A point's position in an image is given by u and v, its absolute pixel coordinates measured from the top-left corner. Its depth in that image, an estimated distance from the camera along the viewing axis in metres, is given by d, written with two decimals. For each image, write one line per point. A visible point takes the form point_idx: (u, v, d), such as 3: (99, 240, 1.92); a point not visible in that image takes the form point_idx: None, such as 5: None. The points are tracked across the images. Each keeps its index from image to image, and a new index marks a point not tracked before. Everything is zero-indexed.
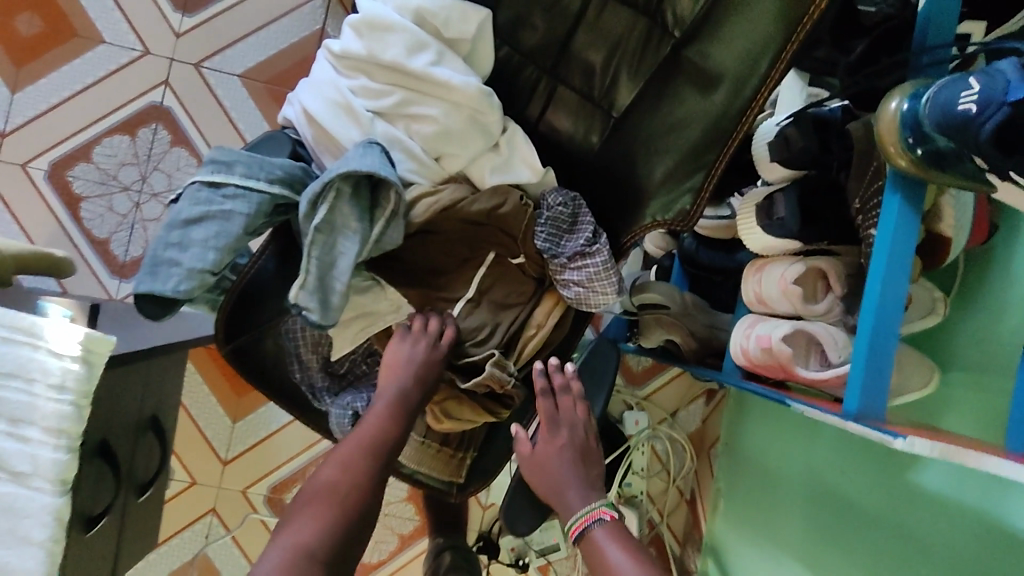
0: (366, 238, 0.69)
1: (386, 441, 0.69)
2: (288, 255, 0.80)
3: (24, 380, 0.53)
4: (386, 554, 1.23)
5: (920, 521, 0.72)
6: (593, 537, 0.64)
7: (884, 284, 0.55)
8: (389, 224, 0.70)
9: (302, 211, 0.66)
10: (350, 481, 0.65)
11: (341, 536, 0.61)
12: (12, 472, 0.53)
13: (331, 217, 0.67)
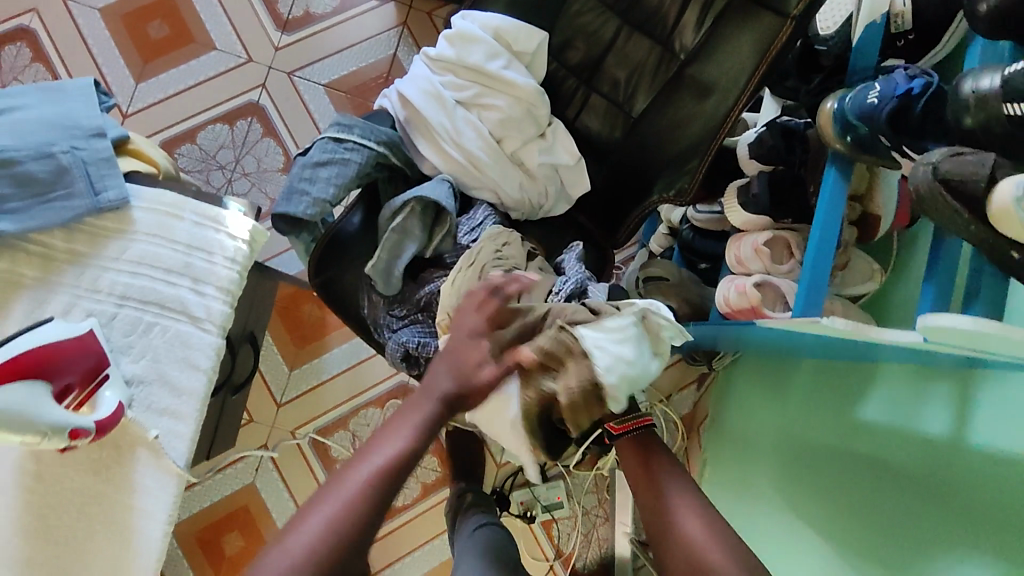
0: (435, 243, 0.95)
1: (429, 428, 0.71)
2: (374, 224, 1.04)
3: (207, 252, 0.74)
4: (409, 499, 1.40)
5: (858, 445, 0.91)
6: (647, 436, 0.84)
7: (821, 229, 0.76)
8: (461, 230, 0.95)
9: (384, 218, 0.92)
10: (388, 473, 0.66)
11: (362, 518, 0.64)
12: (191, 317, 0.73)
13: (402, 225, 0.92)
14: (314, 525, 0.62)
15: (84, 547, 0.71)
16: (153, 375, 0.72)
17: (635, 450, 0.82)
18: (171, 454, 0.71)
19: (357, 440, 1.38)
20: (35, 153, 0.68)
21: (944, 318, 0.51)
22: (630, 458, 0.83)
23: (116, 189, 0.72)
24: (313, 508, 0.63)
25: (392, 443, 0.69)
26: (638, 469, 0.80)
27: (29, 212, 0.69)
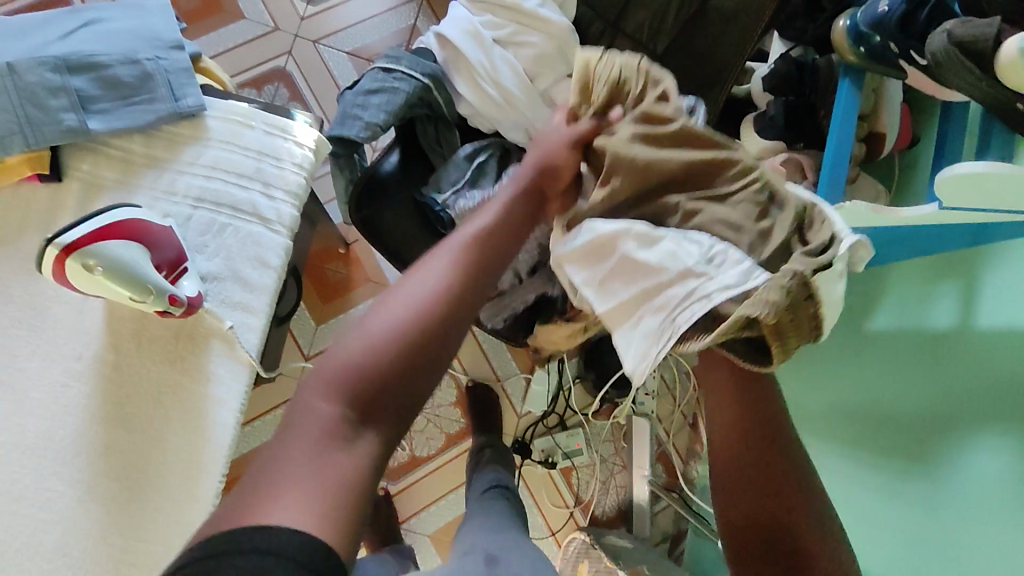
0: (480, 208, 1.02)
1: (494, 247, 0.65)
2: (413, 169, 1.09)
3: (276, 158, 0.79)
4: (434, 449, 1.43)
5: (869, 352, 0.98)
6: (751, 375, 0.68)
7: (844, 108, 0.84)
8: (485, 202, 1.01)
9: (465, 156, 1.05)
10: (445, 290, 0.61)
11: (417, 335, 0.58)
12: (262, 218, 0.78)
13: (477, 171, 1.05)
14: (361, 342, 0.57)
15: (158, 433, 0.74)
16: (226, 271, 0.77)
17: (738, 389, 0.69)
18: (243, 344, 0.75)
19: None
20: (123, 59, 0.74)
21: (984, 168, 0.57)
22: (725, 392, 0.69)
23: (194, 97, 0.77)
24: (407, 280, 0.62)
25: (487, 214, 0.68)
26: (742, 425, 0.68)
27: (114, 113, 0.74)
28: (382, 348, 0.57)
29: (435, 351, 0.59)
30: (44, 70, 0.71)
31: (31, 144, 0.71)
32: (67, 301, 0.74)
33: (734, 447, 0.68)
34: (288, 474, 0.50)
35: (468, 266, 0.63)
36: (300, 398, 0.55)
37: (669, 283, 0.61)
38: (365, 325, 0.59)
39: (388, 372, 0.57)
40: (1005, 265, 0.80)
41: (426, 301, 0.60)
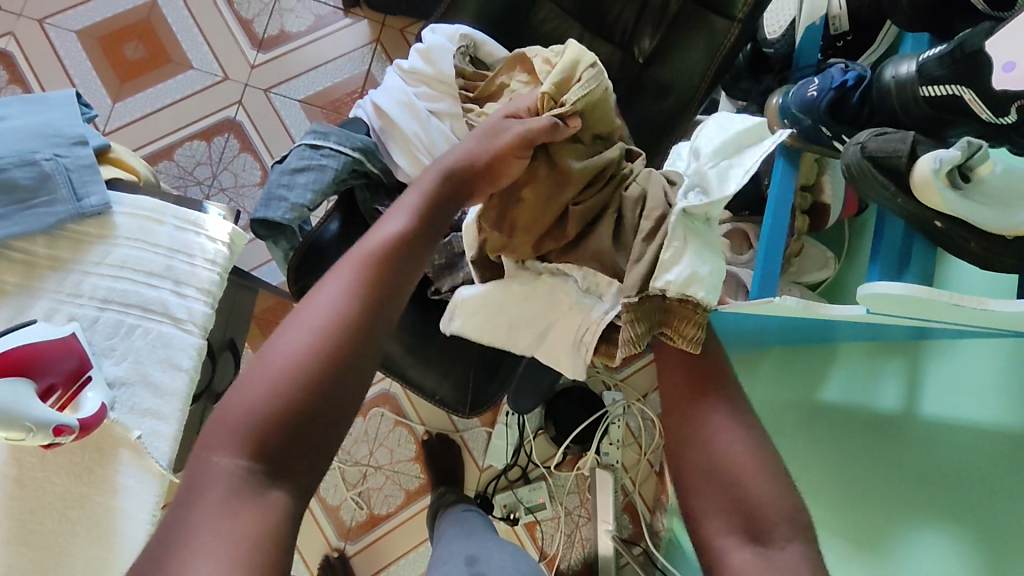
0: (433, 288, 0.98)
1: (399, 257, 0.63)
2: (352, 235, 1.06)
3: (188, 254, 0.76)
4: (393, 507, 1.40)
5: (813, 424, 0.96)
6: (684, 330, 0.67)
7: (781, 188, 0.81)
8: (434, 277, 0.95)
9: None
10: (348, 310, 0.58)
11: (324, 359, 0.55)
12: (174, 318, 0.75)
13: None
14: (263, 379, 0.53)
15: (65, 551, 0.71)
16: (136, 376, 0.74)
17: (686, 354, 0.66)
18: (153, 454, 0.72)
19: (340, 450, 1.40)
20: (19, 161, 0.70)
21: (892, 286, 0.55)
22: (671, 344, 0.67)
23: (99, 196, 0.74)
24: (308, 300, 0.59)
25: (391, 222, 0.65)
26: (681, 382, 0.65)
27: (13, 217, 0.71)
28: (287, 385, 0.53)
29: (345, 379, 0.56)
30: None
31: None
32: None
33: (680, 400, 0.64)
34: (202, 533, 0.47)
35: (370, 281, 0.61)
36: (205, 446, 0.52)
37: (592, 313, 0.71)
38: (263, 358, 0.55)
39: (294, 411, 0.53)
40: (950, 350, 0.77)
41: (326, 326, 0.56)
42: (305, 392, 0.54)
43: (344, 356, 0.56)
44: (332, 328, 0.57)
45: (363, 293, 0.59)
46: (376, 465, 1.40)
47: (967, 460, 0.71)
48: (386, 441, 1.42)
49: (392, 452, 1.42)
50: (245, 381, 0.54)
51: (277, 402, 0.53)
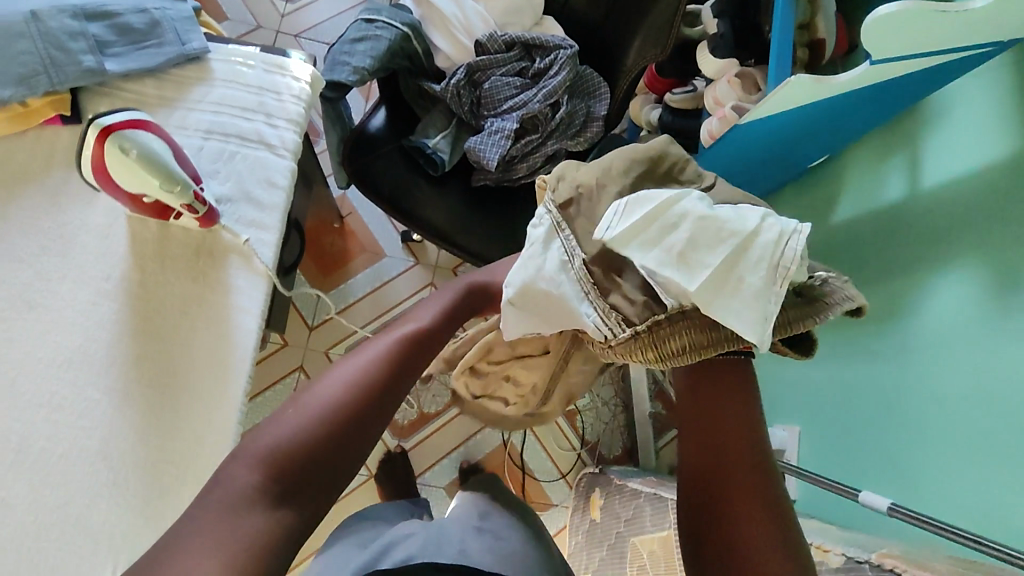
0: (479, 161, 1.10)
1: (426, 341, 0.72)
2: (397, 120, 1.17)
3: (276, 92, 0.87)
4: (441, 405, 1.48)
5: (834, 244, 1.08)
6: (706, 365, 0.65)
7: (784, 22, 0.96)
8: (482, 145, 1.08)
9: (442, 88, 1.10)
10: (381, 371, 0.66)
11: (353, 404, 0.62)
12: (268, 145, 0.86)
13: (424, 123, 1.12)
14: (295, 417, 0.60)
15: (185, 343, 0.79)
16: (239, 194, 0.83)
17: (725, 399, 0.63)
18: (260, 256, 0.82)
19: None
20: (134, 8, 0.83)
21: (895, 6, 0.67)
22: (689, 380, 0.66)
23: (202, 42, 0.86)
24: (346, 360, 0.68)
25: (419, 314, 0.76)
26: (697, 454, 0.63)
27: (129, 56, 0.83)
28: (321, 415, 0.60)
29: (368, 421, 0.63)
30: (64, 17, 0.79)
31: (54, 84, 0.79)
32: (91, 229, 0.80)
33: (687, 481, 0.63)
34: (202, 537, 0.52)
35: (401, 349, 0.69)
36: (231, 461, 0.58)
37: (756, 232, 0.57)
38: (298, 399, 0.62)
39: (315, 444, 0.59)
40: (934, 129, 0.90)
41: (359, 376, 0.64)
42: (331, 425, 0.60)
43: (364, 405, 0.63)
44: (360, 381, 0.64)
45: (398, 359, 0.68)
46: None
47: (965, 206, 0.83)
48: None
49: None
50: (278, 417, 0.61)
51: (302, 434, 0.59)
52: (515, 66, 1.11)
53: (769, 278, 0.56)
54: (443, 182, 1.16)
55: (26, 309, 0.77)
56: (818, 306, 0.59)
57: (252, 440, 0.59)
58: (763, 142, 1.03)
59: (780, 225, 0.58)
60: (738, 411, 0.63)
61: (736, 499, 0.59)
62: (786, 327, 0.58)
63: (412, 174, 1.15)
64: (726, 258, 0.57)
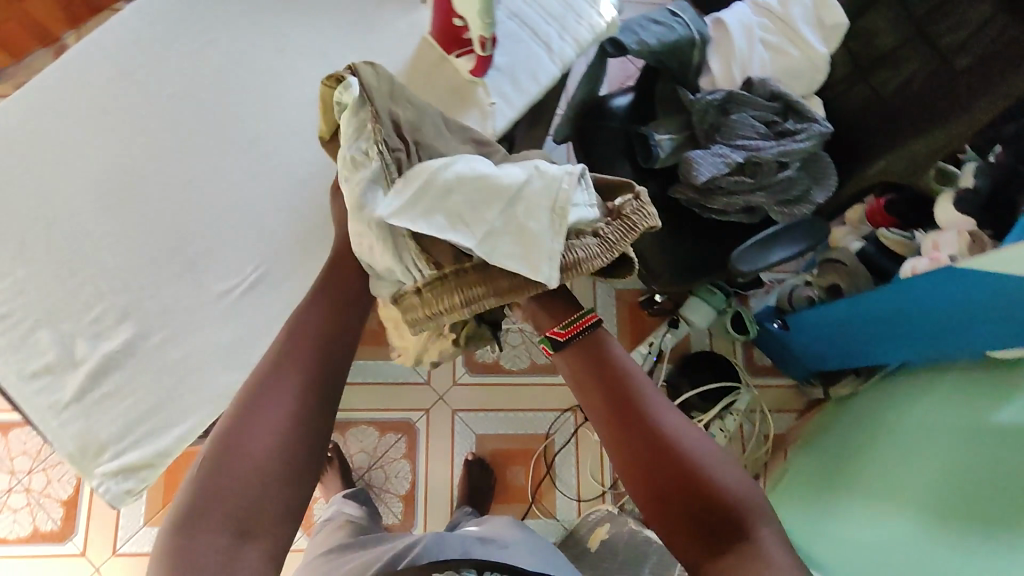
0: (689, 173, 1.13)
1: (318, 365, 0.69)
2: (638, 109, 1.27)
3: (579, 16, 0.99)
4: (517, 367, 1.49)
5: (976, 443, 1.00)
6: (584, 351, 0.67)
7: None
8: (702, 159, 1.11)
9: (694, 99, 1.17)
10: (290, 420, 0.65)
11: (281, 460, 0.63)
12: (549, 48, 0.97)
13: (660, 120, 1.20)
14: (230, 483, 0.61)
15: None
16: (507, 69, 0.95)
17: (606, 367, 0.66)
18: (494, 120, 0.92)
19: None
20: None
21: None
22: (575, 376, 0.67)
23: None
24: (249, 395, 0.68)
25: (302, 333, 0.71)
26: (619, 445, 0.63)
27: None
28: (253, 485, 0.61)
29: (300, 465, 0.64)
30: None
31: None
32: (394, 28, 0.95)
33: (627, 480, 0.62)
34: None
35: (303, 391, 0.67)
36: (178, 538, 0.58)
37: (519, 177, 0.62)
38: (219, 472, 0.61)
39: (257, 505, 0.61)
40: None
41: (277, 439, 0.64)
42: (266, 479, 0.62)
43: (291, 456, 0.63)
44: (279, 435, 0.64)
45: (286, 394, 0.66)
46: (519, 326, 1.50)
47: None
48: None
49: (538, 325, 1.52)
50: (215, 482, 0.61)
51: (246, 496, 0.61)
52: (768, 118, 1.15)
53: (548, 220, 0.60)
54: (645, 176, 1.22)
55: (314, 57, 0.92)
56: (577, 242, 0.62)
57: (199, 511, 0.60)
58: (961, 300, 1.00)
59: (550, 172, 0.62)
60: (632, 380, 0.66)
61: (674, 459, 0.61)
62: (570, 268, 0.61)
63: (625, 157, 1.23)
64: (500, 212, 0.61)
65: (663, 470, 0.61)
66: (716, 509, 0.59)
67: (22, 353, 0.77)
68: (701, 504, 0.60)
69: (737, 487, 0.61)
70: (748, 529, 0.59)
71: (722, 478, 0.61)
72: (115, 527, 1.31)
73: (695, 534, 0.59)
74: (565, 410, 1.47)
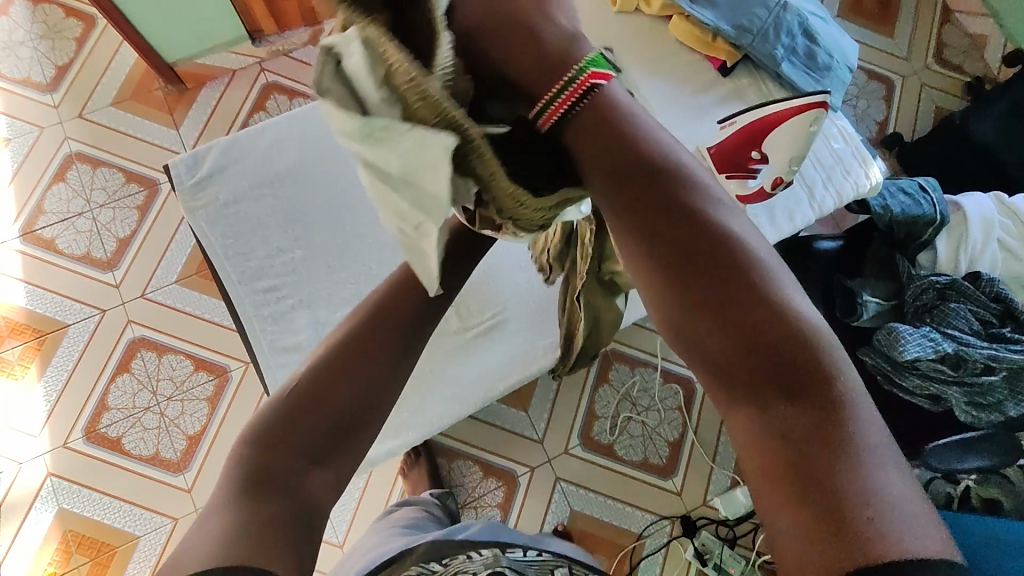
0: (891, 346, 1.10)
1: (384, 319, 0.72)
2: (844, 256, 1.22)
3: (847, 174, 0.99)
4: (629, 459, 1.47)
5: None
6: (609, 122, 0.55)
7: None
8: (908, 336, 1.09)
9: (910, 271, 1.15)
10: (351, 364, 0.69)
11: (342, 404, 0.68)
12: (810, 196, 0.98)
13: (868, 283, 1.18)
14: (294, 413, 0.67)
15: None
16: (767, 203, 0.97)
17: (642, 160, 0.55)
18: None
19: (609, 394, 1.50)
20: (831, 51, 0.99)
21: None
22: (591, 155, 0.55)
23: (837, 101, 0.99)
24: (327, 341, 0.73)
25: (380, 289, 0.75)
26: (664, 258, 0.54)
27: (797, 70, 0.98)
28: (309, 413, 0.67)
29: (357, 409, 0.68)
30: (794, 19, 0.97)
31: (746, 45, 0.97)
32: (670, 131, 0.99)
33: (667, 294, 0.53)
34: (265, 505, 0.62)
35: (362, 345, 0.71)
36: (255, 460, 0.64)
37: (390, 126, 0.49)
38: (286, 401, 0.68)
39: (318, 429, 0.66)
40: None
41: (336, 378, 0.68)
42: (327, 421, 0.67)
43: (351, 397, 0.68)
44: (339, 374, 0.69)
45: (356, 347, 0.70)
46: (642, 419, 1.49)
47: None
48: (661, 412, 1.50)
49: (660, 424, 1.50)
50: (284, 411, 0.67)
51: (316, 421, 0.67)
52: (984, 314, 1.11)
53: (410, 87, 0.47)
54: (835, 329, 1.18)
55: None
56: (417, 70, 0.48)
57: (271, 433, 0.66)
58: None
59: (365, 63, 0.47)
60: (685, 184, 0.55)
61: (744, 292, 0.51)
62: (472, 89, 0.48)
63: (822, 304, 1.20)
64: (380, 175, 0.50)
65: (712, 286, 0.52)
66: (796, 358, 0.49)
67: (278, 329, 0.93)
68: (775, 347, 0.50)
69: (815, 327, 0.51)
70: (821, 346, 0.50)
71: (793, 312, 0.51)
72: None
73: (769, 382, 0.49)
74: (663, 517, 1.45)
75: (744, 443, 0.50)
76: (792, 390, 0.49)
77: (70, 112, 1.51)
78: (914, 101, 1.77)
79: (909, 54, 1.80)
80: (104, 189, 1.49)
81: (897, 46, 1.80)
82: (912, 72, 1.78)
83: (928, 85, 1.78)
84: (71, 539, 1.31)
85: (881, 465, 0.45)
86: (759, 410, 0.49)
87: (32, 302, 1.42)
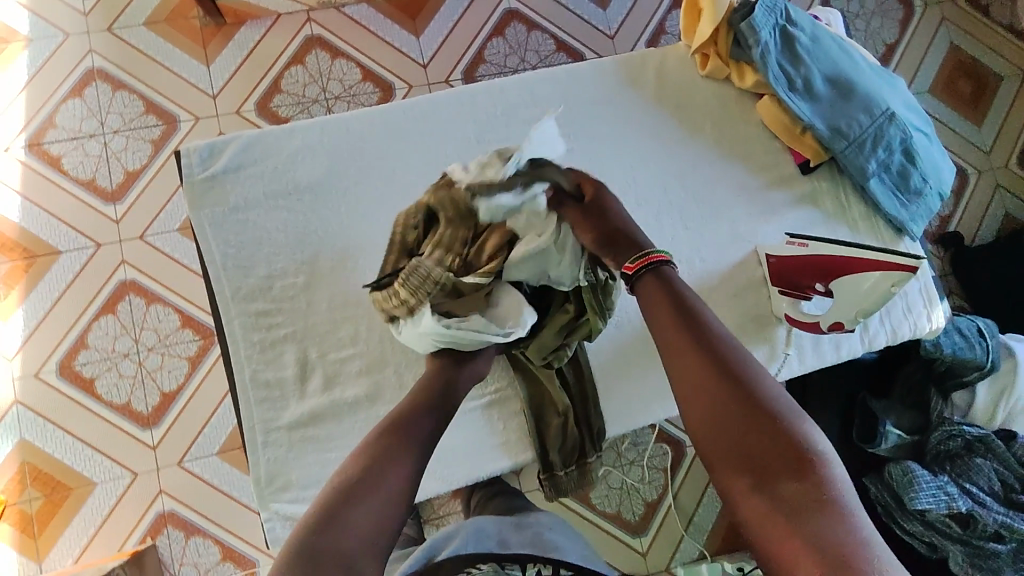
0: (903, 486, 1.04)
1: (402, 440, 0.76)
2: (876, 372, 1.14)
3: (908, 310, 0.91)
4: (601, 509, 1.42)
5: None
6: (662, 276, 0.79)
7: None
8: (924, 483, 1.02)
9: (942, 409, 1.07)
10: (379, 484, 0.70)
11: (376, 519, 0.67)
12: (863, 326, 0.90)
13: (894, 409, 1.09)
14: (334, 528, 0.65)
15: None
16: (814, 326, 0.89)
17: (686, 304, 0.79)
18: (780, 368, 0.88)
19: None
20: (928, 174, 0.89)
21: None
22: (662, 317, 0.77)
23: (917, 232, 0.91)
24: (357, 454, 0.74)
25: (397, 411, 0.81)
26: (707, 376, 0.73)
27: (884, 187, 0.90)
28: (354, 531, 0.66)
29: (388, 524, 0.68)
30: (896, 132, 0.88)
31: (836, 150, 0.89)
32: (728, 223, 0.91)
33: (715, 400, 0.71)
34: None
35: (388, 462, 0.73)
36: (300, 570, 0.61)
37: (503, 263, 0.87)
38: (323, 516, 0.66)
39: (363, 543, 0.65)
40: None
41: (374, 495, 0.69)
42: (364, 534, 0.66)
43: (383, 513, 0.68)
44: (373, 493, 0.69)
45: (382, 466, 0.72)
46: (623, 472, 1.44)
47: None
48: (645, 469, 1.44)
49: (641, 480, 1.44)
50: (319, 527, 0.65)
51: (359, 536, 0.65)
52: (1009, 476, 1.03)
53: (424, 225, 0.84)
54: (845, 450, 1.11)
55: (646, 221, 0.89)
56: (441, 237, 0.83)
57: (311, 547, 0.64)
58: None
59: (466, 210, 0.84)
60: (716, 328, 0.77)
61: (761, 412, 0.69)
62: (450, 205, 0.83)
63: (841, 419, 1.12)
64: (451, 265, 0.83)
65: (744, 411, 0.70)
66: (798, 453, 0.66)
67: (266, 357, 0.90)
68: (784, 443, 0.67)
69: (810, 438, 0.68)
70: (815, 447, 0.67)
71: (795, 417, 0.69)
72: (190, 442, 1.33)
73: (782, 472, 0.66)
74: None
75: (756, 519, 0.65)
76: (794, 466, 0.66)
77: (98, 23, 1.40)
78: (981, 203, 1.55)
79: (989, 148, 1.57)
80: (120, 114, 1.40)
81: (979, 137, 1.56)
82: (986, 171, 1.56)
83: (999, 189, 1.55)
84: (27, 471, 1.30)
85: (853, 523, 0.61)
86: (768, 493, 0.65)
87: (25, 219, 1.35)
